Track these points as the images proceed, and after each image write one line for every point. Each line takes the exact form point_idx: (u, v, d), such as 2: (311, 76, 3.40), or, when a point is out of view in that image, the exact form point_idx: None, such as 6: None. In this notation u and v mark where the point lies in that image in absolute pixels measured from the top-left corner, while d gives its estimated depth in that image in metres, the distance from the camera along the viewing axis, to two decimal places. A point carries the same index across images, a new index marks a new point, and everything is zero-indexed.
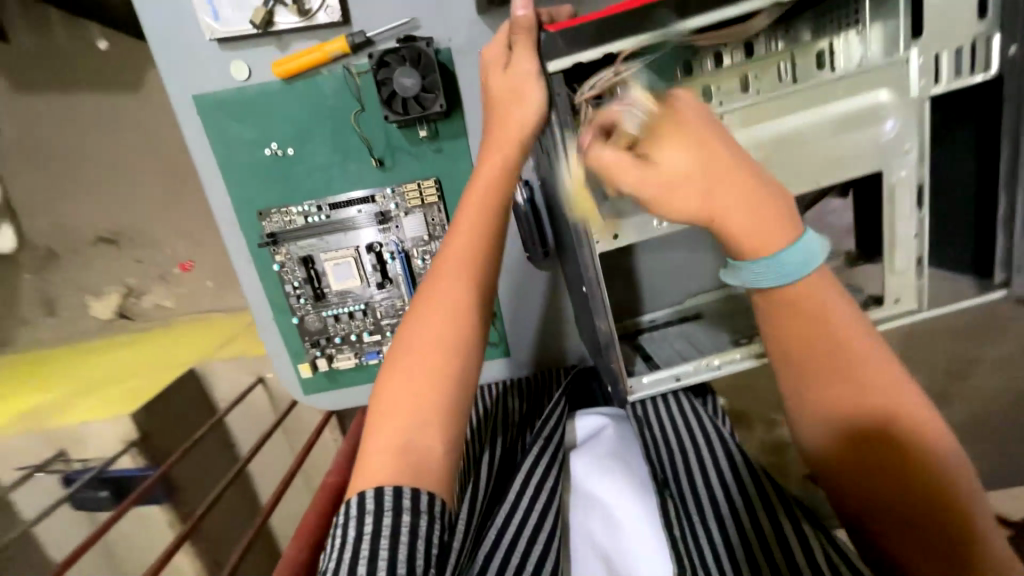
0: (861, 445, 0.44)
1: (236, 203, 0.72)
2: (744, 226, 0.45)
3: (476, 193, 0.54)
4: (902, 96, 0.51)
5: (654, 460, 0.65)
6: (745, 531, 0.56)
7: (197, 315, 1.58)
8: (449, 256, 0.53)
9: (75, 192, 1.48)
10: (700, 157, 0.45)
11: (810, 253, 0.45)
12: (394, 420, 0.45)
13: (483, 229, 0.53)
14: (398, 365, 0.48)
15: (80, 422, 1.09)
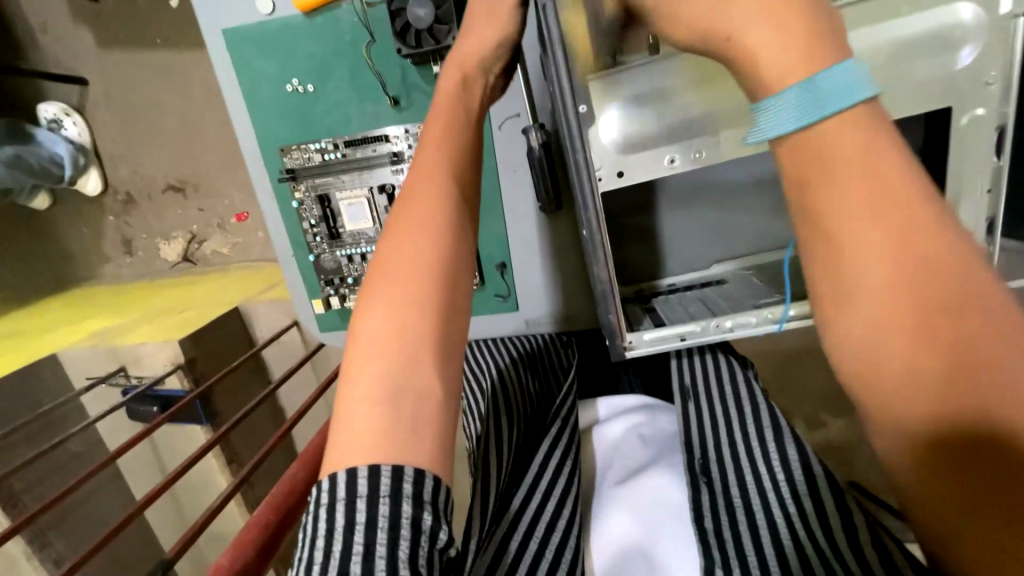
0: (909, 379, 0.26)
1: (261, 139, 0.75)
2: (765, 41, 0.31)
3: (443, 107, 0.46)
4: (990, 15, 0.42)
5: (693, 441, 0.52)
6: (788, 530, 0.42)
7: (250, 263, 1.66)
8: (416, 188, 0.41)
9: (150, 142, 1.61)
10: None
11: (850, 79, 0.29)
12: (373, 363, 0.35)
13: (452, 142, 0.44)
14: (372, 298, 0.37)
15: (137, 344, 1.20)
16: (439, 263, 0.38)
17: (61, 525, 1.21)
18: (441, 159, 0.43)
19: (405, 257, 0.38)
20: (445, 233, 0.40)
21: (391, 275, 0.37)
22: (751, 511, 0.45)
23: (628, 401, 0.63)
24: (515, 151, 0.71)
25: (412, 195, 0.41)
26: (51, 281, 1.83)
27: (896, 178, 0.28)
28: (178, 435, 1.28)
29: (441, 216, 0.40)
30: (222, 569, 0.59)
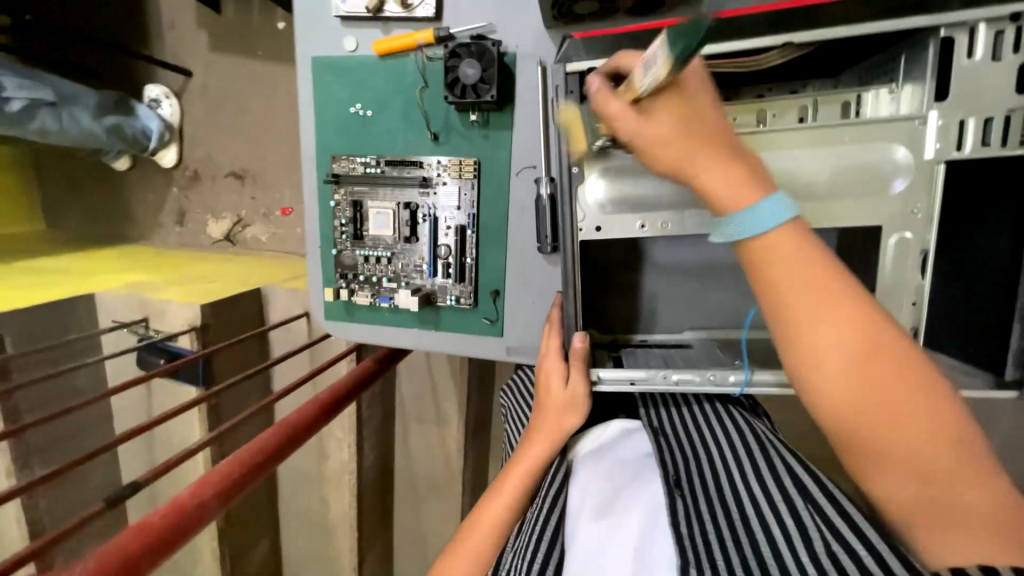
0: (888, 428, 0.36)
1: (319, 146, 0.89)
2: (720, 175, 0.40)
3: (557, 369, 0.65)
4: (916, 158, 0.50)
5: (668, 460, 0.57)
6: (770, 544, 0.45)
7: (282, 254, 1.81)
8: (519, 465, 0.62)
9: (228, 133, 1.83)
10: (683, 124, 0.42)
11: (782, 203, 0.39)
12: (475, 550, 0.58)
13: (565, 412, 0.62)
14: (487, 507, 0.60)
15: (164, 300, 1.32)
16: (522, 496, 0.61)
17: (47, 452, 1.28)
18: (540, 457, 0.61)
19: (498, 514, 0.59)
20: (520, 505, 0.60)
21: (500, 501, 0.60)
22: (725, 526, 0.49)
23: (602, 432, 0.64)
24: (526, 196, 0.82)
25: (515, 466, 0.62)
26: (109, 233, 2.03)
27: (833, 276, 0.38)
28: (172, 392, 1.36)
29: (538, 467, 0.61)
30: (182, 500, 0.64)
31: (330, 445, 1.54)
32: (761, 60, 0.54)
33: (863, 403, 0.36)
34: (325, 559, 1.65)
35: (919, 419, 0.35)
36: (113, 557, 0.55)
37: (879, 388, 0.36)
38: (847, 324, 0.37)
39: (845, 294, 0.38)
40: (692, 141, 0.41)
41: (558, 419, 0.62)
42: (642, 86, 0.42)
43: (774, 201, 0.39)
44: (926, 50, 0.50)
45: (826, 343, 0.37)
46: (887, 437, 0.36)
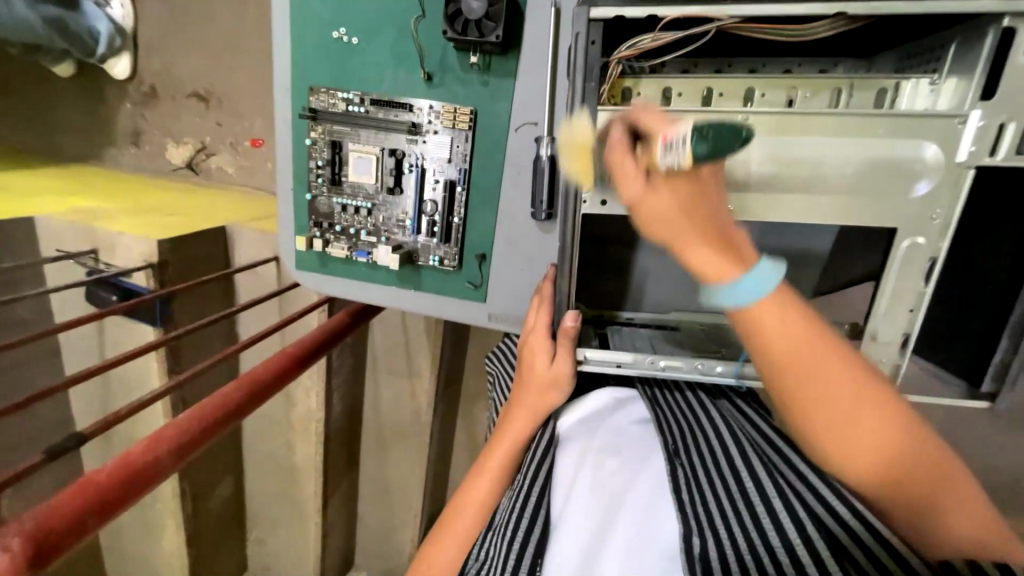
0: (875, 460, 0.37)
1: (295, 74, 0.78)
2: (704, 253, 0.39)
3: (542, 349, 0.62)
4: (946, 159, 0.47)
5: (667, 429, 0.55)
6: (772, 518, 0.44)
7: (250, 189, 1.67)
8: (500, 443, 0.61)
9: (191, 46, 1.63)
10: (686, 204, 0.41)
11: (767, 277, 0.37)
12: (461, 530, 0.58)
13: (549, 393, 0.60)
14: (471, 488, 0.60)
15: (115, 231, 1.20)
16: (507, 476, 0.59)
17: None
18: (520, 435, 0.60)
19: (481, 493, 0.59)
20: (503, 482, 0.59)
21: (485, 481, 0.59)
22: (725, 497, 0.48)
23: (593, 401, 0.61)
24: (524, 155, 0.75)
25: (498, 444, 0.61)
26: (52, 148, 1.82)
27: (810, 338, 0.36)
28: (126, 329, 1.27)
29: (520, 445, 0.60)
30: (133, 456, 0.59)
31: (298, 393, 1.51)
32: (805, 29, 0.48)
33: (844, 445, 0.36)
34: (289, 500, 1.67)
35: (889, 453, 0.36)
36: (55, 518, 0.50)
37: (852, 422, 0.36)
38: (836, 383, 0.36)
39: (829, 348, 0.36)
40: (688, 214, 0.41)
41: (538, 395, 0.61)
42: (661, 161, 0.42)
43: (758, 273, 0.37)
44: (983, 39, 0.45)
45: (804, 398, 0.37)
46: (858, 472, 0.37)
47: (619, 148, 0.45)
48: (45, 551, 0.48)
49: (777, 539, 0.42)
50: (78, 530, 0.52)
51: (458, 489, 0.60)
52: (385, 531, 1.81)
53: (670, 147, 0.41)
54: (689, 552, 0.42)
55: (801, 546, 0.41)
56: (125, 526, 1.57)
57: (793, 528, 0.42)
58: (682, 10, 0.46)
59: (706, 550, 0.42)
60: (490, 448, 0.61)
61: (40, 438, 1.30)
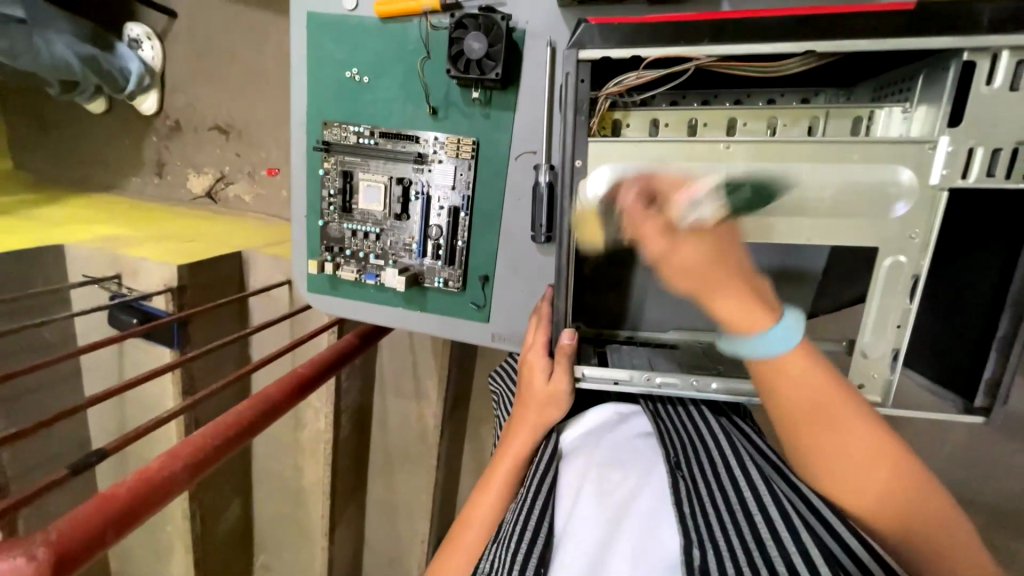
0: (868, 493, 0.43)
1: (310, 110, 0.84)
2: (730, 302, 0.44)
3: (539, 367, 0.64)
4: (920, 182, 0.50)
5: (668, 442, 0.57)
6: (770, 527, 0.45)
7: (265, 216, 1.75)
8: (503, 459, 0.62)
9: (214, 83, 1.73)
10: (712, 256, 0.46)
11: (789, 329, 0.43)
12: (466, 549, 0.58)
13: (547, 410, 0.62)
14: (477, 506, 0.61)
15: (137, 257, 1.26)
16: (510, 493, 0.61)
17: (9, 405, 1.22)
18: (523, 450, 0.62)
19: (484, 509, 0.60)
20: (507, 499, 0.60)
21: (489, 500, 0.60)
22: (725, 507, 0.49)
23: (594, 416, 0.63)
24: (524, 182, 0.79)
25: (500, 461, 0.62)
26: (82, 179, 1.93)
27: (823, 389, 0.43)
28: (145, 351, 1.31)
29: (521, 461, 0.62)
30: (150, 471, 0.62)
31: (306, 414, 1.53)
32: (779, 66, 0.53)
33: (839, 472, 0.43)
34: (296, 523, 1.66)
35: (877, 488, 0.43)
36: (75, 530, 0.52)
37: (847, 452, 0.43)
38: (841, 426, 0.43)
39: (836, 395, 0.43)
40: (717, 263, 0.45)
41: (539, 411, 0.62)
42: (687, 216, 0.49)
43: (784, 326, 0.43)
44: (947, 71, 0.48)
45: (805, 438, 0.44)
46: (846, 495, 0.44)
47: (636, 204, 0.51)
48: (66, 562, 0.50)
49: (776, 548, 0.44)
50: (96, 542, 0.54)
51: (463, 509, 0.61)
52: (391, 556, 1.79)
53: (695, 203, 0.49)
54: (690, 561, 0.43)
55: (797, 554, 0.43)
56: (135, 549, 1.58)
57: (790, 537, 0.44)
58: (663, 51, 0.51)
59: (707, 559, 0.43)
60: (494, 466, 0.63)
61: (57, 458, 1.33)
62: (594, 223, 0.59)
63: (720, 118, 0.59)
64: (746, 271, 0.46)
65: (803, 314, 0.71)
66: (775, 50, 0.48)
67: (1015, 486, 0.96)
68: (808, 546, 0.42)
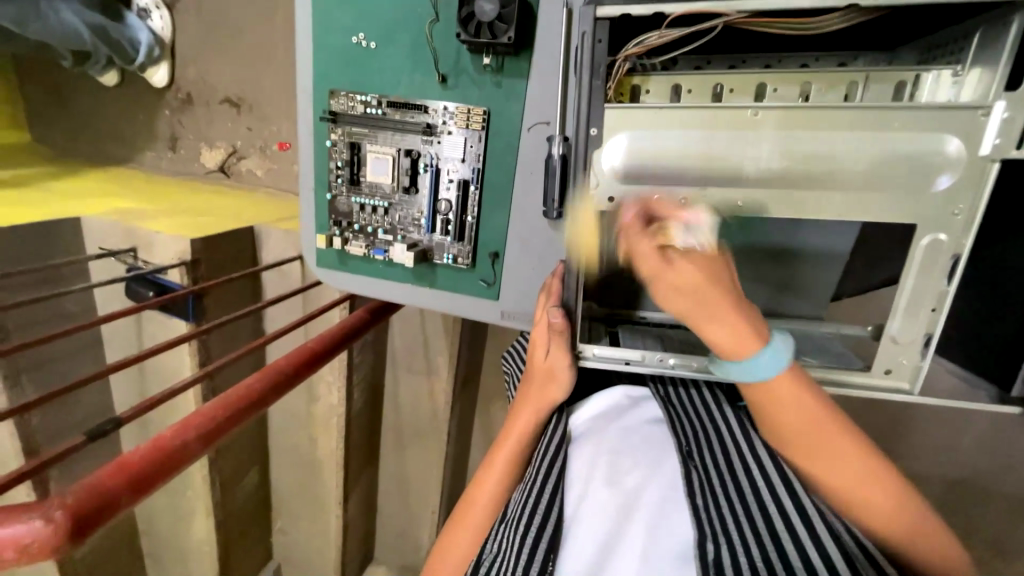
0: (877, 512, 0.44)
1: (317, 79, 0.82)
2: (725, 328, 0.45)
3: (542, 342, 0.63)
4: (969, 153, 0.45)
5: (679, 431, 0.55)
6: (786, 521, 0.44)
7: (277, 191, 1.74)
8: (508, 436, 0.62)
9: (224, 54, 1.71)
10: (705, 281, 0.44)
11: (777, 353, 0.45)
12: (472, 525, 0.58)
13: (550, 385, 0.61)
14: (482, 484, 0.60)
15: (152, 231, 1.27)
16: (515, 471, 0.60)
17: (34, 373, 1.26)
18: (529, 426, 0.61)
19: (492, 486, 0.59)
20: (513, 478, 0.60)
21: (495, 478, 0.60)
22: (739, 499, 0.48)
23: (605, 399, 0.61)
24: (536, 155, 0.76)
25: (506, 439, 0.61)
26: (98, 153, 1.94)
27: (820, 413, 0.46)
28: (162, 324, 1.34)
29: (528, 437, 0.61)
30: (165, 440, 0.63)
31: (320, 388, 1.56)
32: (815, 23, 0.48)
33: (846, 484, 0.45)
34: (311, 492, 1.72)
35: (884, 505, 0.44)
36: (91, 494, 0.54)
37: (839, 463, 0.45)
38: (840, 446, 0.45)
39: (830, 414, 0.46)
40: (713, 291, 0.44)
41: (544, 387, 0.62)
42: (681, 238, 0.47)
43: (772, 349, 0.45)
44: (1008, 27, 0.44)
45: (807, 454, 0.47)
46: (858, 509, 0.45)
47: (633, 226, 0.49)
48: (84, 525, 0.52)
49: (792, 543, 0.42)
50: (111, 505, 0.55)
51: (469, 487, 0.61)
52: (403, 526, 1.85)
53: (690, 229, 0.48)
54: (704, 555, 0.42)
55: (813, 548, 0.41)
56: (159, 511, 1.65)
57: (807, 533, 0.43)
58: (688, 6, 0.47)
59: (721, 553, 0.42)
60: (499, 444, 0.62)
61: (83, 424, 1.38)
62: (593, 232, 0.58)
63: (748, 84, 0.55)
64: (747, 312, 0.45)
65: (827, 298, 0.67)
66: (815, 4, 0.44)
67: None
68: (826, 544, 0.41)
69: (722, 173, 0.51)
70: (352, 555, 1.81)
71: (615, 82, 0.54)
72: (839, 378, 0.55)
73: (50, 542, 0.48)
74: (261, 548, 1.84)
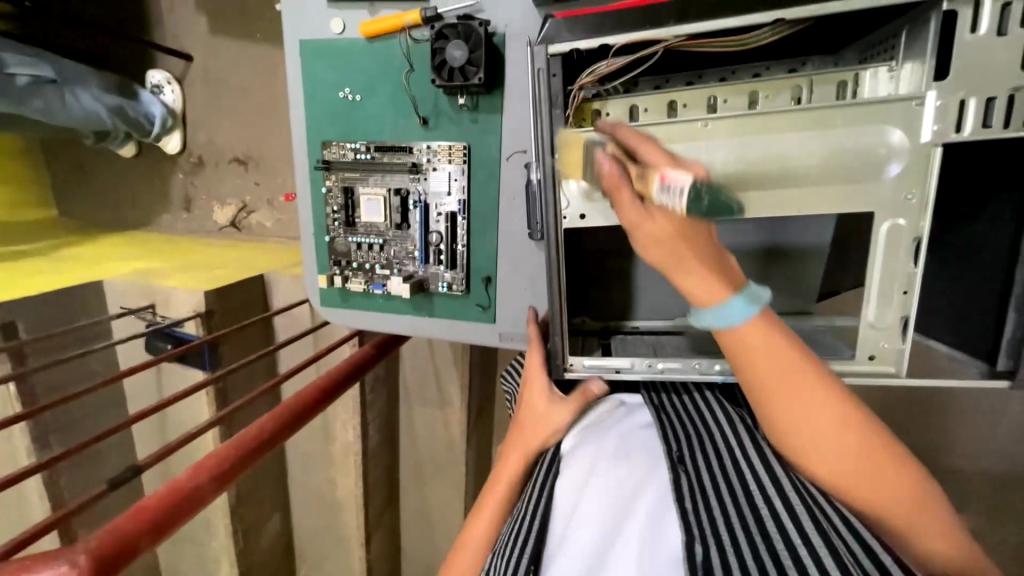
0: (846, 469, 0.44)
1: (310, 132, 0.89)
2: (698, 277, 0.46)
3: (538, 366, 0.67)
4: (912, 141, 0.48)
5: (671, 437, 0.55)
6: (778, 525, 0.44)
7: (285, 240, 1.82)
8: (502, 475, 0.63)
9: (230, 118, 1.83)
10: (677, 232, 0.47)
11: (751, 300, 0.46)
12: (476, 547, 0.60)
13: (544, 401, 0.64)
14: (485, 505, 0.62)
15: (169, 286, 1.34)
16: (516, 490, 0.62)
17: (62, 433, 1.33)
18: (521, 462, 0.62)
19: (491, 508, 0.61)
20: (514, 497, 0.61)
21: (496, 498, 0.61)
22: (732, 503, 0.48)
23: (601, 410, 0.62)
24: (517, 181, 0.80)
25: (508, 459, 0.64)
26: (120, 219, 2.07)
27: (797, 370, 0.45)
28: (181, 375, 1.39)
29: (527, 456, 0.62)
30: (181, 483, 0.66)
31: (335, 427, 1.58)
32: (750, 38, 0.52)
33: (817, 443, 0.45)
34: (334, 535, 1.71)
35: (853, 463, 0.44)
36: (111, 538, 0.56)
37: (805, 418, 0.44)
38: (813, 408, 0.44)
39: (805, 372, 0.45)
40: (680, 244, 0.47)
41: (536, 425, 0.63)
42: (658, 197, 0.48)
43: (744, 301, 0.45)
44: (927, 24, 0.47)
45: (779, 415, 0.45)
46: (823, 467, 0.45)
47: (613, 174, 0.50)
48: (106, 568, 0.54)
49: (785, 547, 0.42)
50: (132, 550, 0.58)
51: (472, 509, 0.62)
52: (428, 564, 1.82)
53: (668, 187, 0.47)
54: (693, 557, 0.42)
55: (803, 549, 0.42)
56: (185, 564, 1.66)
57: (798, 535, 0.43)
58: (631, 36, 0.51)
59: (712, 557, 0.42)
60: (502, 466, 0.64)
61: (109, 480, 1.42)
62: (577, 159, 0.56)
63: (701, 98, 0.59)
64: (720, 260, 0.48)
65: (813, 295, 0.68)
66: (743, 22, 0.48)
67: None
68: (819, 547, 0.41)
69: None
70: None
71: (575, 108, 0.59)
72: (825, 369, 0.56)
73: None
74: None
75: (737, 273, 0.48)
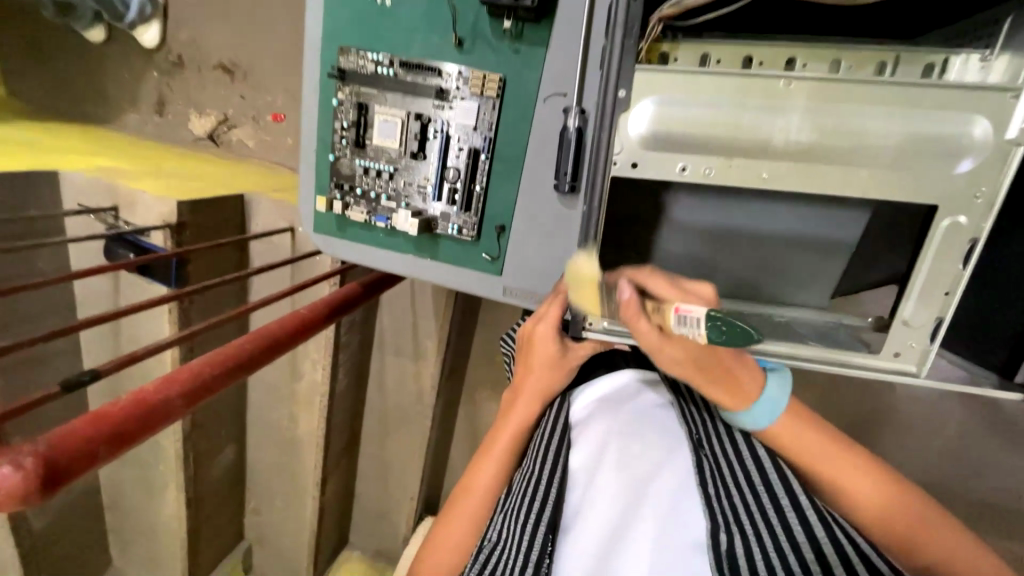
0: (866, 501, 0.49)
1: (326, 33, 0.79)
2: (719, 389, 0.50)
3: (544, 325, 0.62)
4: (996, 135, 0.46)
5: (690, 418, 0.53)
6: (799, 514, 0.43)
7: (267, 164, 1.69)
8: (501, 435, 0.60)
9: (218, 17, 1.64)
10: (701, 361, 0.50)
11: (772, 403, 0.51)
12: (471, 502, 0.56)
13: (551, 359, 0.61)
14: (482, 461, 0.58)
15: (135, 190, 1.21)
16: (512, 442, 0.59)
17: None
18: (526, 417, 0.60)
19: (491, 465, 0.58)
20: (515, 454, 0.59)
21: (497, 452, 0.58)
22: (749, 489, 0.47)
23: (611, 382, 0.59)
24: (551, 127, 0.74)
25: (511, 417, 0.60)
26: (78, 111, 1.85)
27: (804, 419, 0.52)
28: (140, 288, 1.27)
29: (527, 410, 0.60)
30: (146, 394, 0.59)
31: (303, 366, 1.51)
32: None
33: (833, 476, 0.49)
34: (288, 474, 1.67)
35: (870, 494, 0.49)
36: (65, 443, 0.50)
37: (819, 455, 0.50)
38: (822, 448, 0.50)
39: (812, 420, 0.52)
40: (699, 365, 0.50)
41: (544, 380, 0.61)
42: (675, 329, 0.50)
43: (770, 401, 0.51)
44: None
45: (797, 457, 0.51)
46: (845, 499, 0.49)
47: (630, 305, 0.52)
48: (56, 477, 0.48)
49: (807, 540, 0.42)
50: (88, 459, 0.52)
51: (469, 464, 0.59)
52: (380, 513, 1.82)
53: (683, 319, 0.49)
54: (717, 549, 0.42)
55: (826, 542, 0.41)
56: (126, 486, 1.59)
57: (822, 530, 0.42)
58: None
59: (734, 545, 0.42)
60: (503, 421, 0.61)
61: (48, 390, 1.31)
62: (593, 296, 0.59)
63: (780, 58, 0.54)
64: (739, 368, 0.51)
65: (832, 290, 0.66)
66: None
67: (1005, 483, 0.99)
68: (837, 535, 0.41)
69: (750, 144, 0.50)
70: (327, 540, 1.77)
71: (645, 45, 0.54)
72: (848, 360, 0.55)
73: (19, 489, 0.45)
74: (231, 530, 1.78)
75: (753, 381, 0.51)
